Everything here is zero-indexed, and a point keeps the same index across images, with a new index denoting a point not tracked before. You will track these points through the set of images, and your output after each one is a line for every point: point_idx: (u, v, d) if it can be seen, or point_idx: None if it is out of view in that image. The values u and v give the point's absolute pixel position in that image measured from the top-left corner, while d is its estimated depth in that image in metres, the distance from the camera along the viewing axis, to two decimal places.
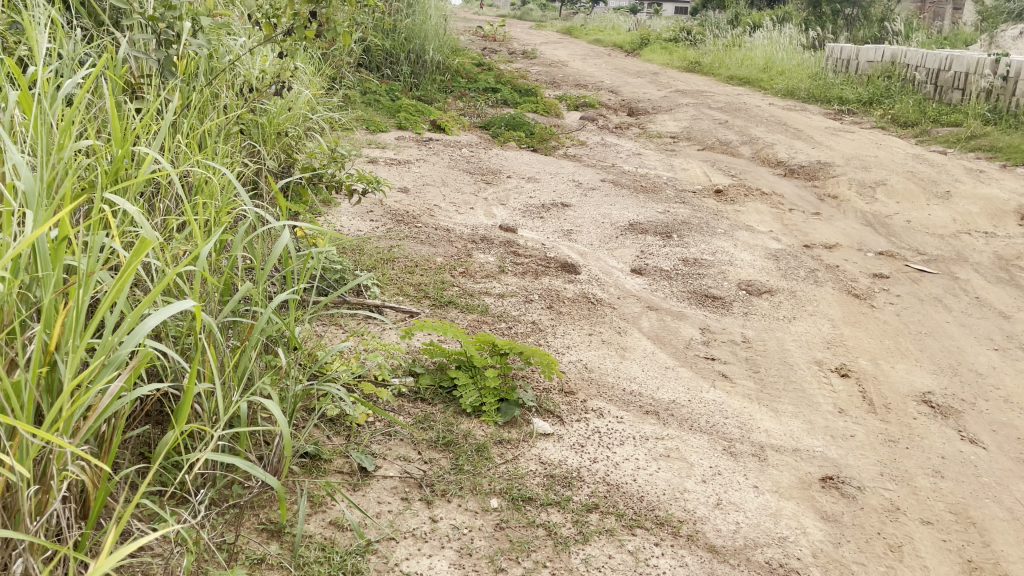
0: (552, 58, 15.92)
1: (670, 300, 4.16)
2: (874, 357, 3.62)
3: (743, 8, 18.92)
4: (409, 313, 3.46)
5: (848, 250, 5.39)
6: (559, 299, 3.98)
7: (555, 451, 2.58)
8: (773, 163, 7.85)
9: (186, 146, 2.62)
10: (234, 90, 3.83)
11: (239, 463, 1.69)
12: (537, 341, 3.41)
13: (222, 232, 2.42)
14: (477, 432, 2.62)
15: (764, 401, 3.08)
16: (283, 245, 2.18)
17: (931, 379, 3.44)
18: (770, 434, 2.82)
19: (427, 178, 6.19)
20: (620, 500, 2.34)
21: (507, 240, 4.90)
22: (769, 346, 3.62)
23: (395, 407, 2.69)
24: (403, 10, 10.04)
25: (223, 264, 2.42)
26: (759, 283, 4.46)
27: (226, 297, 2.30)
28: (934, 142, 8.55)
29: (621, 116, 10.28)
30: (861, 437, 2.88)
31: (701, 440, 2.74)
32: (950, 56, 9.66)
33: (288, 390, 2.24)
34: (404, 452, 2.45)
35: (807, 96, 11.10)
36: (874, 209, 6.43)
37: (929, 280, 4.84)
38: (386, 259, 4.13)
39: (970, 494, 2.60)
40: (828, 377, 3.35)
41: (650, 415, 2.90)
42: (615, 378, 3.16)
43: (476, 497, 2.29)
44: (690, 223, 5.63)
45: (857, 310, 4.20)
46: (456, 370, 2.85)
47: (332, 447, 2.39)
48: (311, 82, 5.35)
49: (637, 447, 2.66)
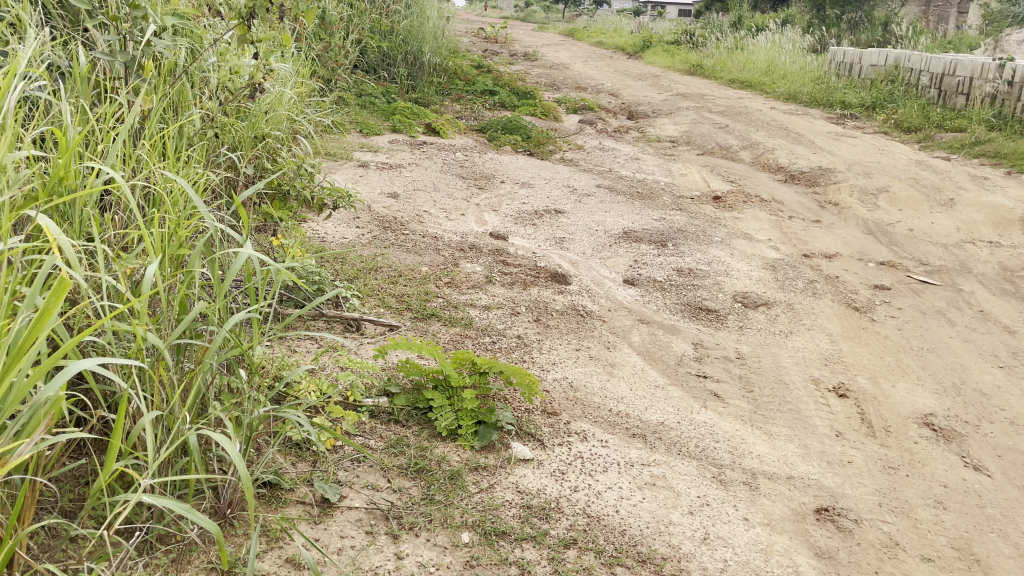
0: (554, 60, 15.77)
1: (663, 313, 4.01)
2: (874, 375, 3.47)
3: (745, 11, 18.77)
4: (389, 327, 3.32)
5: (849, 260, 5.23)
6: (548, 312, 3.83)
7: (534, 478, 2.44)
8: (773, 169, 7.70)
9: (145, 156, 2.49)
10: (208, 93, 3.70)
11: (174, 505, 1.57)
12: (521, 357, 3.27)
13: (180, 246, 2.27)
14: (453, 457, 2.47)
15: (757, 423, 2.93)
16: (242, 259, 2.04)
17: (933, 400, 3.29)
18: (763, 460, 2.67)
19: (418, 183, 6.05)
20: (601, 535, 2.20)
21: (497, 248, 4.75)
22: (765, 363, 3.48)
23: (366, 430, 2.55)
24: (400, 11, 9.89)
25: (179, 280, 2.26)
26: (756, 295, 4.31)
27: (180, 316, 2.16)
28: (938, 148, 8.39)
29: (620, 119, 10.13)
30: (859, 463, 2.73)
31: (689, 467, 2.59)
32: (954, 60, 9.51)
33: (244, 417, 2.08)
34: (372, 480, 2.31)
35: (809, 100, 10.94)
36: (876, 217, 6.29)
37: (931, 292, 4.69)
38: (368, 268, 3.98)
39: (975, 527, 2.45)
40: (825, 398, 3.20)
41: (637, 438, 2.76)
42: (601, 398, 3.01)
43: (446, 531, 2.14)
44: (686, 231, 5.48)
45: (857, 325, 4.05)
46: (433, 391, 2.71)
47: (295, 474, 2.25)
48: (297, 83, 5.20)
49: (621, 474, 2.51)
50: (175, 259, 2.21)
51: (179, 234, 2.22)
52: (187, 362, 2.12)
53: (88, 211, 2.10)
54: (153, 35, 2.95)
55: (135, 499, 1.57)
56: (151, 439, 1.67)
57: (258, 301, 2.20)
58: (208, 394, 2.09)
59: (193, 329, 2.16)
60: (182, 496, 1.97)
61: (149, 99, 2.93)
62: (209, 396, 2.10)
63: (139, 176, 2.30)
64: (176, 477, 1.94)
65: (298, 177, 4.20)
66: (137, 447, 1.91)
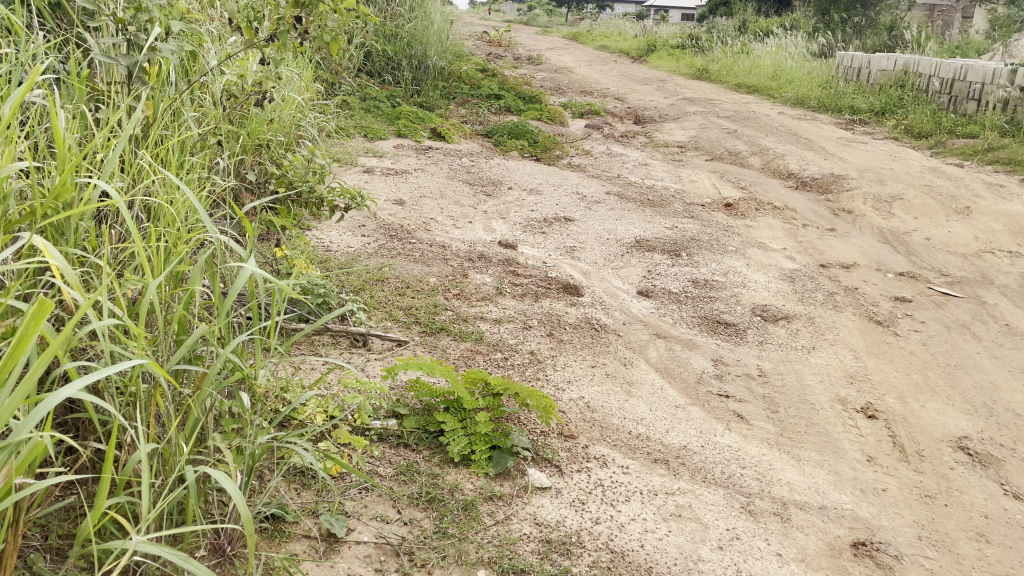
0: (559, 65, 15.65)
1: (680, 326, 3.87)
2: (902, 394, 3.33)
3: (750, 15, 18.65)
4: (397, 342, 3.21)
5: (867, 271, 5.09)
6: (561, 326, 3.69)
7: (552, 509, 2.29)
8: (783, 175, 7.57)
9: (144, 165, 2.35)
10: (211, 99, 3.58)
11: (169, 555, 1.46)
12: (534, 375, 3.13)
13: (180, 261, 2.14)
14: (466, 485, 2.34)
15: (785, 447, 2.79)
16: (244, 279, 1.92)
17: (966, 421, 3.15)
18: (793, 488, 2.54)
19: (424, 189, 5.92)
20: (625, 572, 2.06)
21: (506, 258, 4.62)
22: (788, 381, 3.33)
23: (375, 455, 2.42)
24: (404, 14, 9.77)
25: (178, 298, 2.13)
26: (775, 308, 4.17)
27: (178, 337, 2.01)
28: (950, 153, 8.25)
29: (627, 123, 10.01)
30: (894, 491, 2.59)
31: (716, 496, 2.45)
32: (964, 65, 9.38)
33: (247, 448, 1.95)
34: (381, 511, 2.18)
35: (816, 105, 10.79)
36: (892, 225, 6.15)
37: (954, 305, 4.55)
38: (375, 279, 3.85)
39: (1021, 562, 2.31)
40: (854, 419, 3.05)
41: (659, 463, 2.62)
42: (620, 420, 2.87)
43: (460, 568, 2.00)
44: (700, 240, 5.34)
45: (880, 340, 3.90)
46: (444, 413, 2.57)
47: (299, 505, 2.13)
48: (300, 88, 5.07)
49: (645, 504, 2.37)
50: (174, 277, 2.07)
51: (180, 248, 2.08)
52: (184, 389, 2.00)
53: (85, 226, 2.00)
54: (154, 39, 2.82)
55: (127, 548, 1.45)
56: (143, 479, 1.55)
57: (262, 324, 2.08)
58: (208, 421, 1.96)
59: (191, 351, 2.02)
60: (177, 534, 1.85)
61: (151, 106, 2.81)
62: (209, 424, 1.97)
63: (140, 187, 2.18)
64: (174, 512, 1.83)
65: (309, 172, 4.06)
66: (133, 482, 1.79)
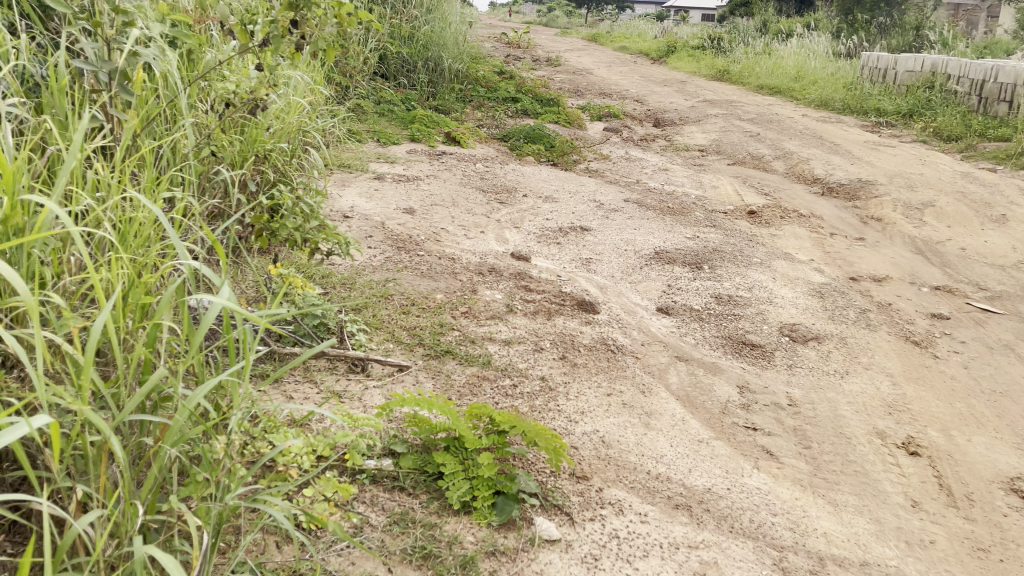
0: (579, 66, 15.39)
1: (702, 348, 3.62)
2: (945, 426, 3.06)
3: (773, 15, 18.34)
4: (398, 367, 2.98)
5: (900, 284, 4.81)
6: (574, 347, 3.45)
7: (561, 566, 2.06)
8: (809, 180, 7.27)
9: (110, 181, 2.10)
10: (203, 108, 3.36)
11: None
12: (544, 404, 2.90)
13: (145, 293, 1.89)
14: (466, 537, 2.10)
15: (819, 491, 2.55)
16: (211, 318, 1.65)
17: (1016, 458, 2.88)
18: (830, 540, 2.29)
19: (436, 197, 5.69)
20: None
21: (518, 271, 4.38)
22: (820, 412, 3.08)
23: (367, 499, 2.20)
24: (420, 15, 9.52)
25: (142, 334, 1.88)
26: (804, 328, 3.90)
27: (143, 378, 1.78)
28: (983, 157, 7.91)
29: (647, 126, 9.75)
30: (944, 544, 2.34)
31: (744, 550, 2.20)
32: (995, 66, 9.05)
33: (214, 507, 1.71)
34: (369, 569, 1.95)
35: (841, 107, 10.48)
36: (924, 234, 5.86)
37: (996, 322, 4.27)
38: (379, 296, 3.63)
39: None
40: (894, 456, 2.79)
41: (681, 509, 2.37)
42: (637, 457, 2.63)
43: None
44: (722, 252, 5.07)
45: (919, 363, 3.63)
46: (444, 453, 2.35)
47: (277, 564, 1.90)
48: (308, 91, 4.84)
49: (665, 560, 2.13)
50: (139, 311, 1.84)
51: (146, 279, 1.83)
52: (146, 438, 1.77)
53: (38, 250, 1.77)
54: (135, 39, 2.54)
55: None
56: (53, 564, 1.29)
57: (236, 363, 1.85)
58: (165, 477, 1.72)
59: (156, 394, 1.78)
60: None
61: (130, 117, 2.55)
62: (170, 480, 1.73)
63: (103, 206, 1.94)
64: None
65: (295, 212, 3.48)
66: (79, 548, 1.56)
